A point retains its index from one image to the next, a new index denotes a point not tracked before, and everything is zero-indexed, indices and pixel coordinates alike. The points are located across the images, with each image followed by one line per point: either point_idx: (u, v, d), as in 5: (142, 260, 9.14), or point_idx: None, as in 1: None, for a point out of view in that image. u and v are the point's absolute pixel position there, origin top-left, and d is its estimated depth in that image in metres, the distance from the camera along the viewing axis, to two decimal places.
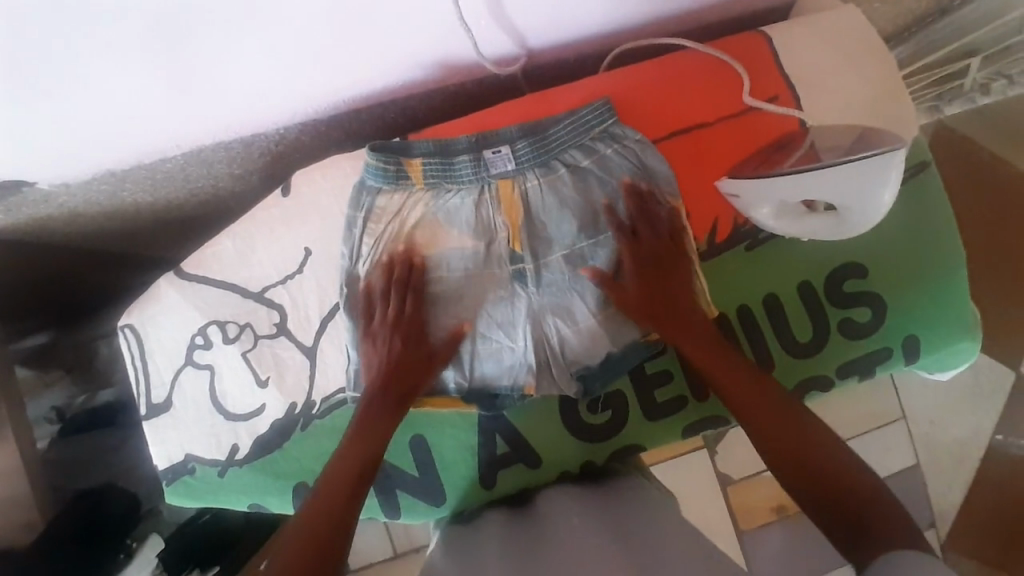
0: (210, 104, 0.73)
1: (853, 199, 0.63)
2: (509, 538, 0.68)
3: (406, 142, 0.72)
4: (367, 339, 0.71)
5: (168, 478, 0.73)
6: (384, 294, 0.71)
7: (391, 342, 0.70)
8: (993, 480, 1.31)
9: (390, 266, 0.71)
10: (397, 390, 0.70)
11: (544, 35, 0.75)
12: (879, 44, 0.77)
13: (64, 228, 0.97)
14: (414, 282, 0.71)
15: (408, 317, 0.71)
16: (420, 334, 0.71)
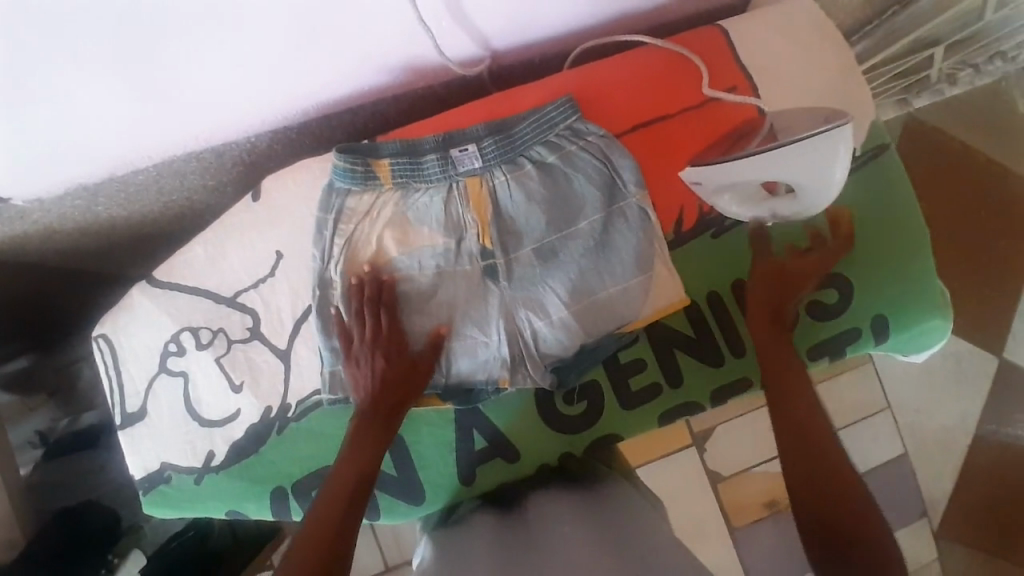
0: (179, 115, 0.74)
1: (804, 175, 0.64)
2: (497, 539, 0.67)
3: (374, 144, 0.73)
4: (353, 351, 0.69)
5: (144, 488, 0.72)
6: (355, 314, 0.70)
7: (373, 361, 0.69)
8: (981, 467, 1.32)
9: (359, 284, 0.70)
10: (396, 393, 0.69)
11: (508, 37, 0.77)
12: (830, 33, 0.79)
13: (40, 245, 0.97)
14: (385, 298, 0.70)
15: (388, 330, 0.70)
16: (400, 344, 0.70)
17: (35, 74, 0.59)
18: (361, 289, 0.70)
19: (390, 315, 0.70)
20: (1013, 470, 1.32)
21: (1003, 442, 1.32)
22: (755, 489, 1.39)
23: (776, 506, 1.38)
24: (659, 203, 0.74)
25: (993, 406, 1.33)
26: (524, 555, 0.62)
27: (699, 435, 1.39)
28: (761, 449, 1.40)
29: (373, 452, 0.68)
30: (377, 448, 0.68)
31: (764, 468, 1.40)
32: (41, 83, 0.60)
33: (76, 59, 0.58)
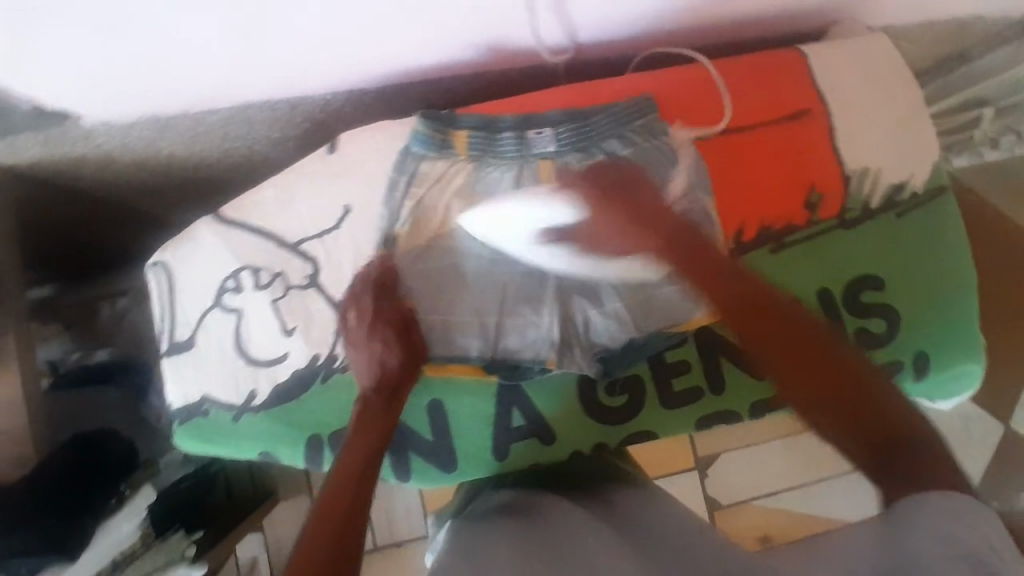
0: (266, 58, 0.74)
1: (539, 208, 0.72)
2: (520, 534, 0.63)
3: (453, 114, 0.74)
4: (354, 338, 0.70)
5: (180, 418, 0.73)
6: (356, 296, 0.71)
7: (370, 344, 0.70)
8: None
9: (363, 274, 0.72)
10: (389, 380, 0.70)
11: (597, 33, 0.78)
12: (902, 71, 0.81)
13: (89, 172, 0.96)
14: (389, 283, 0.72)
15: (382, 316, 0.70)
16: (398, 327, 0.71)
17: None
18: (365, 279, 0.72)
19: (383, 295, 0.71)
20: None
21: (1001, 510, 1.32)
22: (751, 521, 1.39)
23: (769, 542, 1.38)
24: (727, 213, 0.74)
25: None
26: (551, 542, 0.61)
27: (702, 460, 1.40)
28: (762, 483, 1.40)
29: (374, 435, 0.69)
30: (376, 433, 0.69)
31: (763, 503, 1.40)
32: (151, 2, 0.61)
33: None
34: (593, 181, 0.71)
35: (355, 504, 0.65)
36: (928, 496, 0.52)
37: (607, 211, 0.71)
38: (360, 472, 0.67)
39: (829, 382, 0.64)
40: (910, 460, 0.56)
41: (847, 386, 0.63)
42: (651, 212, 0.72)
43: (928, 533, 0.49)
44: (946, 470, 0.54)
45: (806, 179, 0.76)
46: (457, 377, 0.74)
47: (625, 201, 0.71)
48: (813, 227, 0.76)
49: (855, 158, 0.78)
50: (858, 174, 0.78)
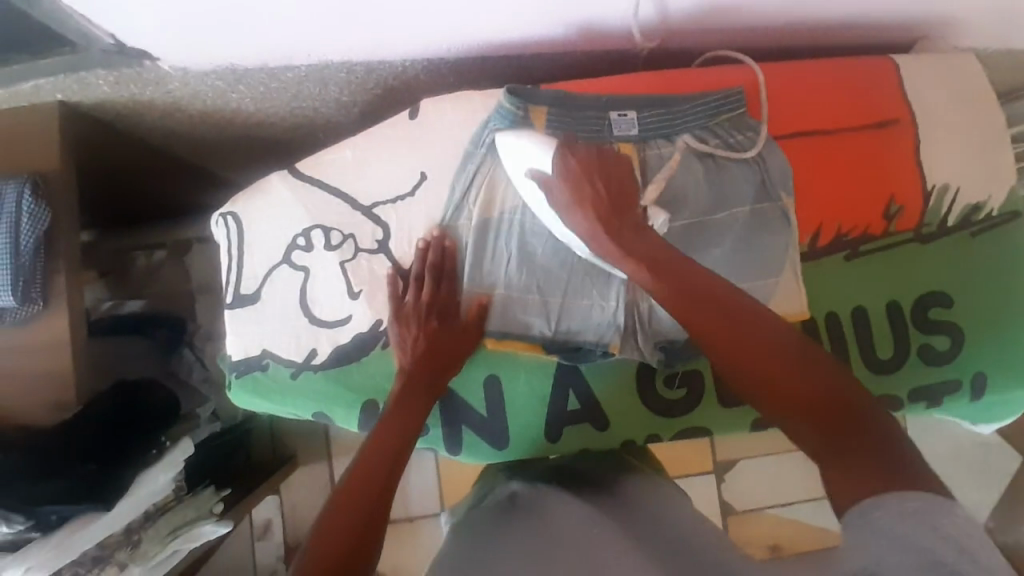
0: (354, 22, 0.73)
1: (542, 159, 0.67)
2: (522, 535, 0.60)
3: (537, 87, 0.69)
4: (402, 318, 0.71)
5: (239, 371, 0.74)
6: (416, 275, 0.71)
7: (422, 326, 0.71)
8: None
9: (423, 250, 0.71)
10: (437, 364, 0.71)
11: (686, 26, 0.76)
12: (991, 90, 0.79)
13: (155, 119, 0.95)
14: (447, 266, 0.72)
15: (437, 299, 0.71)
16: (451, 312, 0.72)
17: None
18: (422, 259, 0.71)
19: (450, 283, 0.72)
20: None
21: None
22: (764, 530, 1.37)
23: (779, 551, 1.35)
24: (801, 216, 0.75)
25: (1014, 506, 1.31)
26: (552, 546, 0.56)
27: (720, 464, 1.38)
28: (780, 493, 1.38)
29: (412, 424, 0.67)
30: (416, 419, 0.68)
31: (777, 513, 1.37)
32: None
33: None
34: (589, 164, 0.67)
35: (380, 490, 0.61)
36: (882, 499, 0.44)
37: (589, 192, 0.66)
38: (400, 452, 0.65)
39: (786, 379, 0.55)
40: (880, 459, 0.48)
41: (833, 397, 0.53)
42: (631, 221, 0.67)
43: (877, 533, 0.42)
44: (907, 475, 0.46)
45: (885, 190, 0.76)
46: (518, 353, 0.74)
47: (609, 182, 0.67)
48: (887, 239, 0.77)
49: (937, 173, 0.77)
50: (938, 189, 0.77)
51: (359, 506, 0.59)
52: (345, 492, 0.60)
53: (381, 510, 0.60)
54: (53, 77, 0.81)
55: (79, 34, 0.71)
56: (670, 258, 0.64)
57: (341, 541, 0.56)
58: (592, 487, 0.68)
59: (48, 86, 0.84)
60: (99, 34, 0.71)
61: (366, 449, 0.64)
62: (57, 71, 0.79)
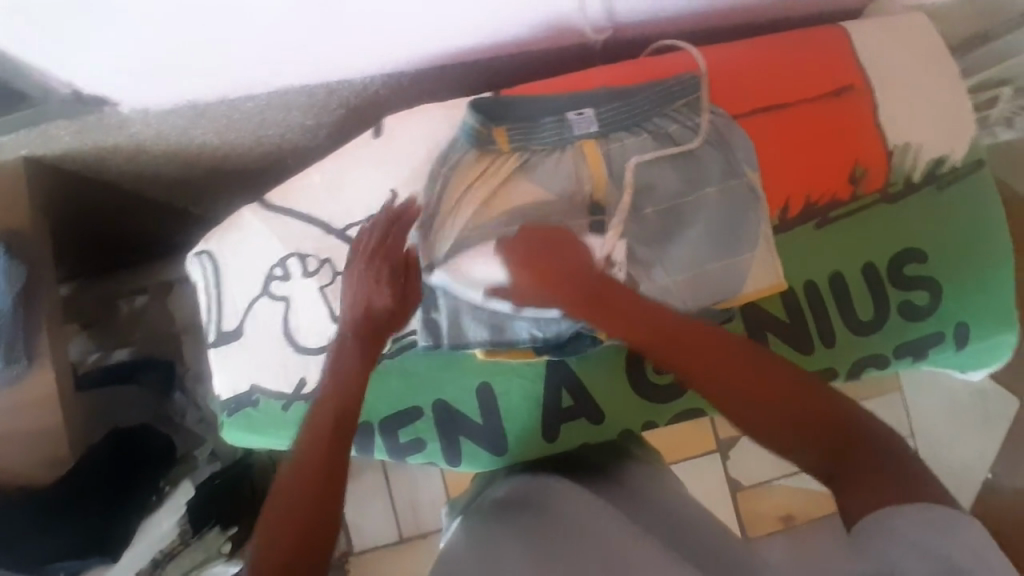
0: (308, 44, 0.72)
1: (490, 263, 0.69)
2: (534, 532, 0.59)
3: (499, 100, 0.70)
4: (348, 272, 0.66)
5: (230, 409, 0.73)
6: (373, 234, 0.67)
7: (368, 278, 0.65)
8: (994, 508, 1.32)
9: (389, 210, 0.68)
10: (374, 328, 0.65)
11: (637, 14, 0.77)
12: (943, 47, 0.80)
13: (121, 164, 0.94)
14: (409, 224, 0.68)
15: (394, 254, 0.67)
16: (399, 272, 0.66)
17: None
18: (387, 216, 0.68)
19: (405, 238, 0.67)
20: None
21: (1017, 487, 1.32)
22: (775, 501, 1.37)
23: (792, 521, 1.36)
24: (771, 190, 0.76)
25: (1012, 450, 1.32)
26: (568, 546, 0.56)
27: (724, 442, 1.38)
28: (785, 463, 1.38)
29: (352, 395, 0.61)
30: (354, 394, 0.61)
31: (785, 483, 1.38)
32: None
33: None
34: (532, 253, 0.67)
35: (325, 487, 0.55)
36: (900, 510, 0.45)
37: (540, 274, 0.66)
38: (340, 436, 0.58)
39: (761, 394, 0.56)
40: (885, 468, 0.49)
41: (796, 389, 0.55)
42: (582, 266, 0.66)
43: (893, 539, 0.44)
44: (913, 482, 0.48)
45: (849, 155, 0.77)
46: (507, 358, 0.73)
47: (559, 257, 0.66)
48: (855, 202, 0.77)
49: (897, 132, 0.78)
50: (900, 148, 0.78)
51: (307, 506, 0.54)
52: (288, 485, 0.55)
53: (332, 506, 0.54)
54: (15, 135, 0.79)
55: (33, 86, 0.70)
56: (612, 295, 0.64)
57: (294, 535, 0.52)
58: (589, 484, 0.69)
59: (9, 145, 0.82)
60: (54, 85, 0.70)
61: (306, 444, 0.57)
62: (18, 128, 0.78)
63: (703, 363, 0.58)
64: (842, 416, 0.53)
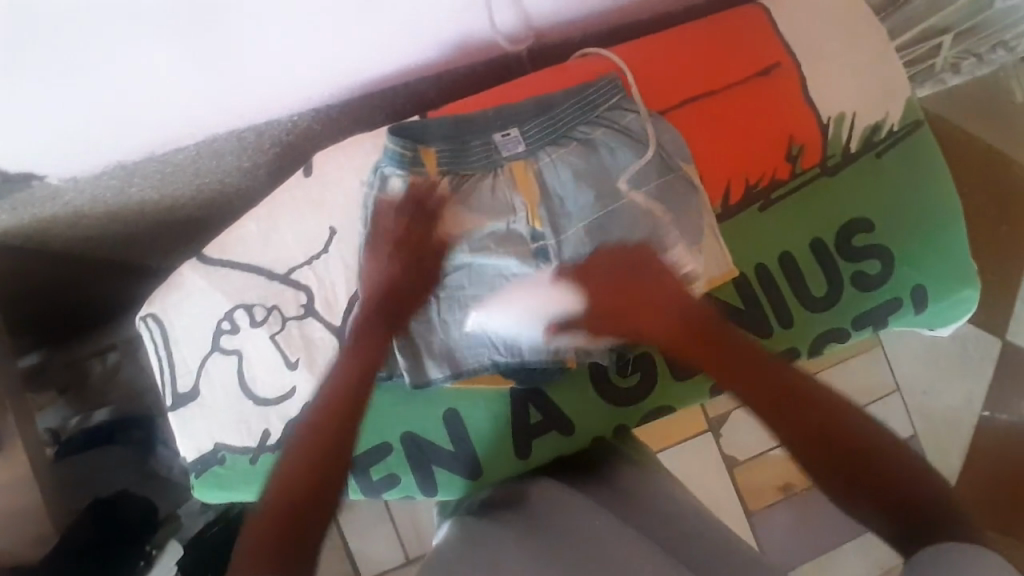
0: (224, 87, 0.71)
1: (520, 305, 0.72)
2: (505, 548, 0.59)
3: (422, 125, 0.71)
4: (372, 254, 0.70)
5: (197, 470, 0.72)
6: (400, 223, 0.70)
7: (389, 261, 0.70)
8: (986, 447, 1.33)
9: (415, 189, 0.70)
10: (386, 319, 0.69)
11: (552, 15, 0.76)
12: (865, 11, 0.80)
13: (65, 232, 0.93)
14: (435, 212, 0.70)
15: (411, 234, 0.70)
16: (419, 258, 0.70)
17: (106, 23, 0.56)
18: (410, 198, 0.70)
19: (427, 232, 0.71)
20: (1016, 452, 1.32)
21: (1005, 426, 1.33)
22: (772, 472, 1.33)
23: (791, 490, 1.33)
24: (707, 179, 0.76)
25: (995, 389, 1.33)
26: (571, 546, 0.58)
27: (714, 421, 1.33)
28: None
29: (369, 369, 0.68)
30: (375, 363, 0.68)
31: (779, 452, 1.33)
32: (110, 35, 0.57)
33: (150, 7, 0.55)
34: (591, 281, 0.70)
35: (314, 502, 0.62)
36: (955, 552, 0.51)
37: (619, 298, 0.69)
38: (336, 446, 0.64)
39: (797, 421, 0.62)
40: (931, 508, 0.56)
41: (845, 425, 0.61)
42: (669, 287, 0.69)
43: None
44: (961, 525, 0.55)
45: (783, 135, 0.77)
46: (481, 387, 0.75)
47: (640, 278, 0.69)
48: (795, 180, 0.77)
49: (829, 104, 0.78)
50: (834, 120, 0.78)
51: (305, 496, 0.62)
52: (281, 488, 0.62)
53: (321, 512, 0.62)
54: None
55: None
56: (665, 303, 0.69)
57: (309, 479, 0.62)
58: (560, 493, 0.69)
59: None
60: None
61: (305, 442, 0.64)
62: None
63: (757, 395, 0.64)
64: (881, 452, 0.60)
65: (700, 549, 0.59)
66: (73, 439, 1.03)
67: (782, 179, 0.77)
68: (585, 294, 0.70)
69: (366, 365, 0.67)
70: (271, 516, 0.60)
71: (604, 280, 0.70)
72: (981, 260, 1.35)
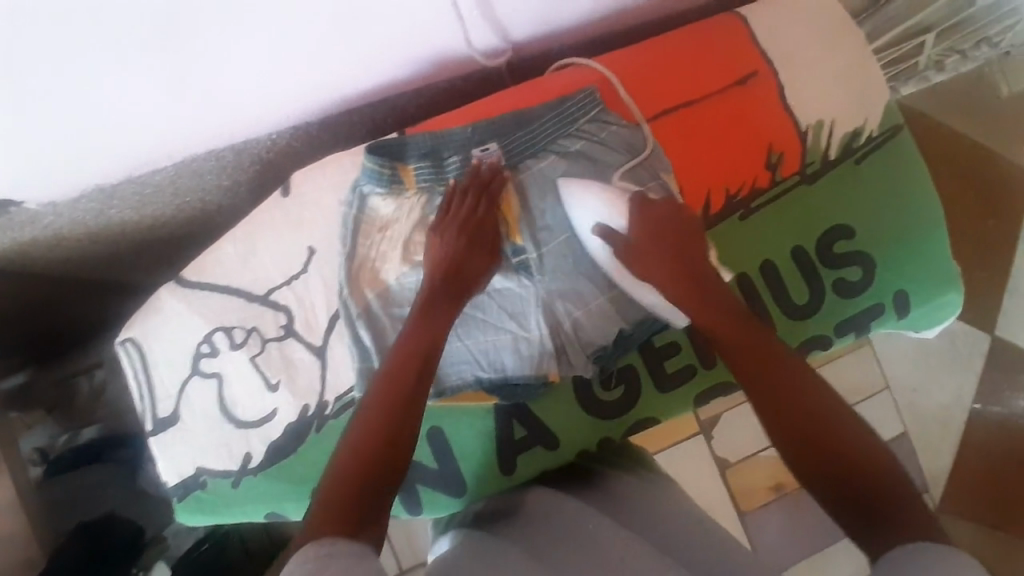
0: (197, 109, 0.70)
1: (591, 203, 0.70)
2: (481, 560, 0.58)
3: (401, 142, 0.71)
4: (436, 227, 0.69)
5: (179, 494, 0.72)
6: (462, 190, 0.70)
7: (457, 232, 0.69)
8: (981, 444, 1.31)
9: (477, 168, 0.70)
10: (457, 282, 0.69)
11: (528, 28, 0.76)
12: (844, 16, 0.80)
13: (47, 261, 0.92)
14: (494, 188, 0.70)
15: (478, 215, 0.70)
16: (487, 230, 0.70)
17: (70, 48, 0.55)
18: (473, 177, 0.70)
19: (490, 203, 0.70)
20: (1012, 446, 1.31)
21: (1000, 421, 1.31)
22: (766, 471, 1.29)
23: (783, 489, 1.28)
24: (688, 189, 0.75)
25: (989, 385, 1.32)
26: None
27: (705, 422, 1.29)
28: None
29: (438, 330, 0.67)
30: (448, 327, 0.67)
31: (773, 451, 1.29)
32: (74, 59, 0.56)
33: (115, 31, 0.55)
34: (648, 225, 0.70)
35: (392, 460, 0.59)
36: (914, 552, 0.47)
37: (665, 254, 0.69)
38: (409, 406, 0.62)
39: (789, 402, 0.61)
40: (901, 508, 0.52)
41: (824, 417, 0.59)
42: (698, 263, 0.71)
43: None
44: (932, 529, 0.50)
45: (762, 144, 0.77)
46: (466, 404, 0.74)
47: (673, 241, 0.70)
48: (775, 188, 0.77)
49: (808, 111, 0.77)
50: (813, 128, 0.78)
51: (374, 451, 0.59)
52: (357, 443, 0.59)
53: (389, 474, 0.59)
54: None
55: None
56: (701, 279, 0.70)
57: (382, 437, 0.60)
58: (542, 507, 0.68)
59: None
60: None
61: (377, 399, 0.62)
62: None
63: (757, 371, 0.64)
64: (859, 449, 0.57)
65: (686, 561, 0.58)
66: (61, 458, 0.98)
67: (763, 188, 0.77)
68: (638, 228, 0.69)
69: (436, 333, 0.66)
70: (347, 460, 0.58)
71: (651, 227, 0.70)
72: (971, 257, 1.34)
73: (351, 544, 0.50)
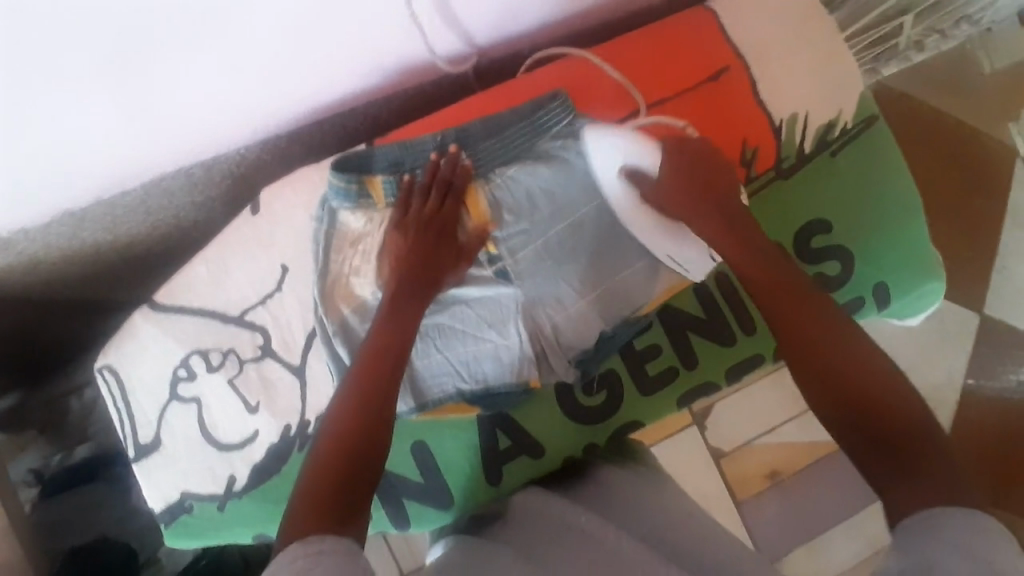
0: (159, 132, 0.69)
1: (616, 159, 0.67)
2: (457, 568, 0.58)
3: (368, 156, 0.70)
4: (397, 228, 0.68)
5: (166, 520, 0.72)
6: (423, 189, 0.69)
7: (417, 233, 0.68)
8: (987, 424, 1.26)
9: (434, 165, 0.69)
10: (422, 273, 0.68)
11: (490, 32, 0.75)
12: (816, 7, 0.78)
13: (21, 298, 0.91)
14: (458, 183, 0.69)
15: (442, 213, 0.69)
16: (452, 226, 0.69)
17: (14, 85, 0.54)
18: (432, 175, 0.69)
19: (456, 200, 0.69)
20: (1012, 423, 1.26)
21: (1002, 400, 1.27)
22: (759, 459, 1.23)
23: (779, 476, 1.22)
24: None
25: (987, 361, 1.28)
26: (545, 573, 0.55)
27: (699, 412, 1.24)
28: (764, 419, 1.23)
29: (410, 321, 0.66)
30: (416, 320, 0.66)
31: (767, 438, 1.23)
32: (21, 96, 0.55)
33: (60, 65, 0.54)
34: (677, 167, 0.66)
35: (368, 449, 0.58)
36: (950, 515, 0.47)
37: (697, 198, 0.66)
38: (387, 394, 0.62)
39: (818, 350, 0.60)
40: (926, 458, 0.52)
41: (853, 366, 0.58)
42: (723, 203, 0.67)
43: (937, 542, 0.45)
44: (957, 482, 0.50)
45: (737, 140, 0.76)
46: (448, 416, 0.74)
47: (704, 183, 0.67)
48: (751, 184, 0.77)
49: (781, 106, 0.77)
50: (786, 121, 0.77)
51: (353, 446, 0.58)
52: (332, 441, 0.58)
53: (372, 464, 0.58)
54: None
55: None
56: (738, 223, 0.67)
57: (355, 433, 0.58)
58: (523, 512, 0.68)
59: None
60: None
61: (349, 397, 0.61)
62: None
63: (798, 319, 0.61)
64: (888, 399, 0.56)
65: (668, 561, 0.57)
66: (55, 478, 0.98)
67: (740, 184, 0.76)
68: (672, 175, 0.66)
69: (405, 325, 0.65)
70: (328, 455, 0.57)
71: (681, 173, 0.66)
72: (961, 233, 1.31)
73: (343, 540, 0.49)
